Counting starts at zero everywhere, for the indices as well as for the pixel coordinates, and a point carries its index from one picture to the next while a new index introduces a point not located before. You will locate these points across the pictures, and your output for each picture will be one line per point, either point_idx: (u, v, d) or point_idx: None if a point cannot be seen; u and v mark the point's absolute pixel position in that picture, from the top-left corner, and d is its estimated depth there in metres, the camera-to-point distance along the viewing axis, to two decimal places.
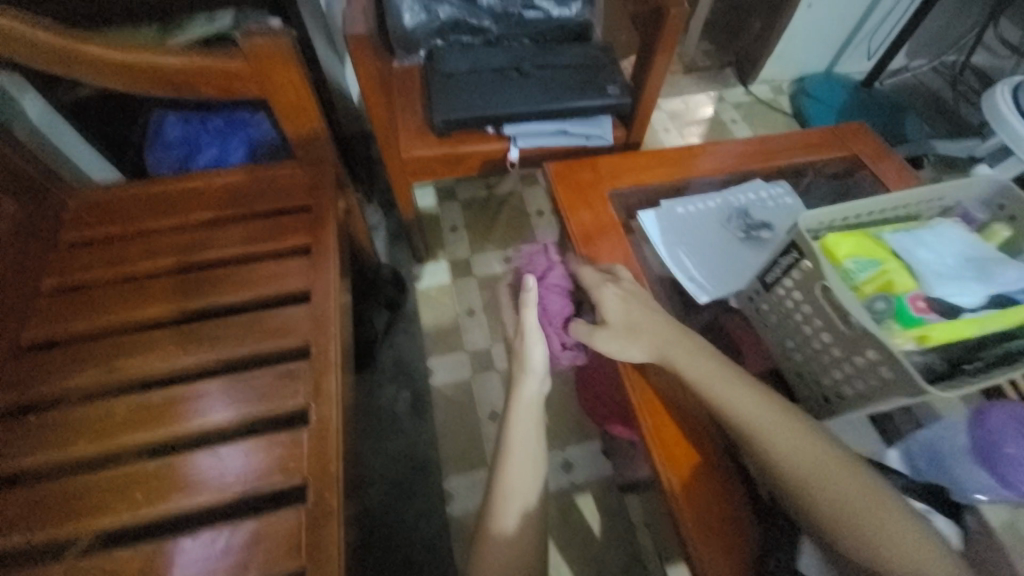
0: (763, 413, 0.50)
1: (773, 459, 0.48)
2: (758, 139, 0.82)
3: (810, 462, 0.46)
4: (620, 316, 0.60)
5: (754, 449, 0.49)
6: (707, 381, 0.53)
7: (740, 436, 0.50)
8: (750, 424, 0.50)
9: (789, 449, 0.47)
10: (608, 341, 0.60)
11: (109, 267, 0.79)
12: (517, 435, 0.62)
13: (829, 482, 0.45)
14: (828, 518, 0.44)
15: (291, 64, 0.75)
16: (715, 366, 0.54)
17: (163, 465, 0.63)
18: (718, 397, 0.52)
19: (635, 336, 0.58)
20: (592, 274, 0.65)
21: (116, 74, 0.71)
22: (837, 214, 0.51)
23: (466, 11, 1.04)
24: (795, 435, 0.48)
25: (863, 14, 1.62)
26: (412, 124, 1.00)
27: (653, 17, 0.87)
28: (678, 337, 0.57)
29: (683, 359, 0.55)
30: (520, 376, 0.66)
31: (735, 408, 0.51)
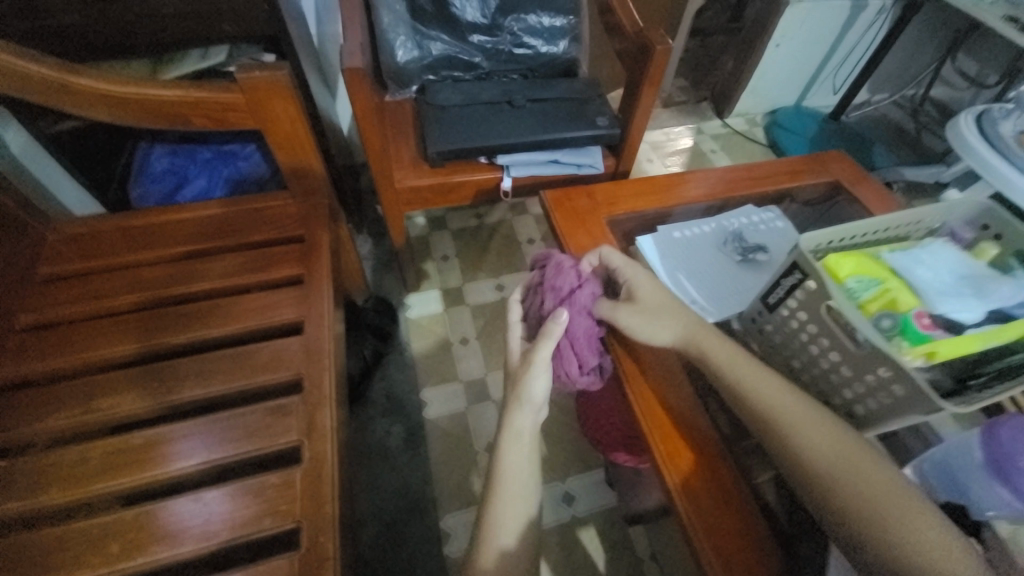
0: (788, 404, 0.49)
1: (797, 447, 0.46)
2: (745, 166, 0.85)
3: (836, 452, 0.45)
4: (649, 296, 0.59)
5: (778, 437, 0.48)
6: (733, 368, 0.53)
7: (763, 424, 0.49)
8: (776, 412, 0.49)
9: (813, 439, 0.46)
10: (631, 315, 0.58)
11: (90, 301, 0.75)
12: (509, 465, 0.58)
13: (853, 474, 0.43)
14: (852, 510, 0.42)
15: (288, 96, 0.75)
16: (741, 356, 0.53)
17: (141, 513, 0.58)
18: (744, 385, 0.51)
19: (661, 321, 0.58)
20: (625, 263, 0.63)
21: (107, 106, 0.70)
22: (834, 236, 0.52)
23: (458, 49, 1.07)
24: (822, 426, 0.47)
25: (826, 53, 1.74)
26: (406, 155, 1.01)
27: (639, 53, 0.91)
28: (705, 329, 0.56)
29: (711, 345, 0.55)
30: (514, 406, 0.59)
31: (761, 395, 0.50)
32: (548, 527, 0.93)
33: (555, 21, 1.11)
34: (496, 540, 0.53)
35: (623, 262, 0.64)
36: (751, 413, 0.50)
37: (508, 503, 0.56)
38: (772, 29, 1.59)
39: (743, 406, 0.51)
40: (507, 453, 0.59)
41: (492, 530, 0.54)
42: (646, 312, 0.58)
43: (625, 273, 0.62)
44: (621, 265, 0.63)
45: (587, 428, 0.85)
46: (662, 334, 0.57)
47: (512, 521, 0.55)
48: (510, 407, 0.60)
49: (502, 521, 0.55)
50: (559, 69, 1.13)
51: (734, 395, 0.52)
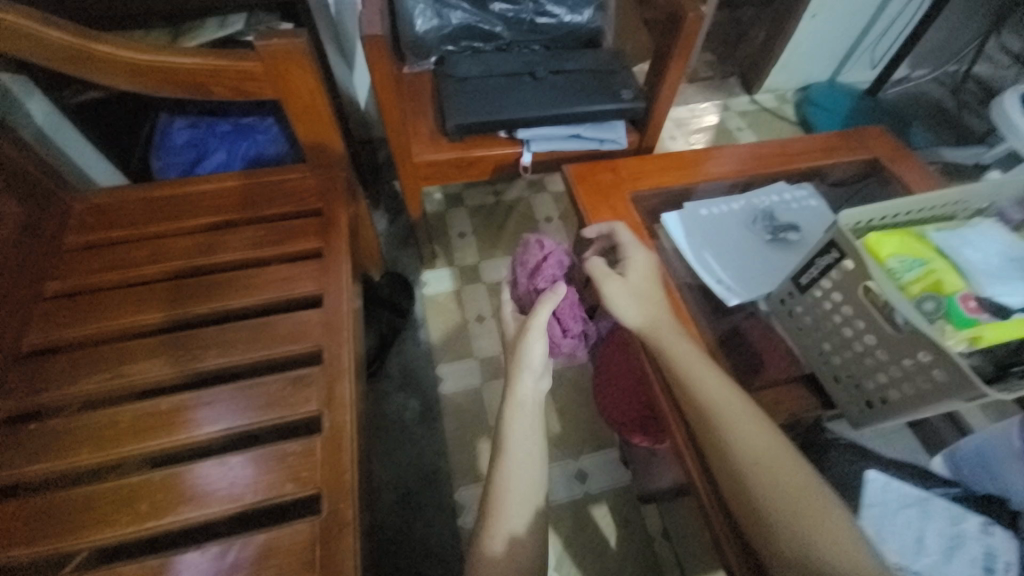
0: (728, 400, 0.50)
1: (727, 441, 0.48)
2: (777, 142, 0.81)
3: (760, 449, 0.47)
4: (638, 275, 0.60)
5: (712, 431, 0.49)
6: (685, 360, 0.53)
7: (701, 417, 0.50)
8: (714, 406, 0.50)
9: (742, 435, 0.48)
10: (616, 290, 0.59)
11: (115, 271, 0.77)
12: (513, 436, 0.59)
13: (770, 471, 0.45)
14: (763, 506, 0.44)
15: (306, 65, 0.73)
16: (692, 349, 0.54)
17: (170, 474, 0.60)
18: (692, 378, 0.52)
19: (642, 300, 0.58)
20: (627, 236, 0.65)
21: (129, 73, 0.70)
22: (875, 213, 0.49)
23: (478, 18, 1.04)
24: (751, 424, 0.49)
25: (866, 24, 1.64)
26: (424, 128, 0.99)
27: (668, 21, 0.87)
28: (666, 319, 0.57)
29: (665, 337, 0.55)
30: (517, 373, 0.62)
31: (705, 389, 0.51)
32: (561, 503, 0.94)
33: None
34: (501, 514, 0.54)
35: (623, 238, 0.65)
36: (693, 405, 0.51)
37: (512, 476, 0.56)
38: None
39: (687, 397, 0.52)
40: (511, 428, 0.60)
41: (500, 502, 0.54)
42: (629, 290, 0.59)
43: (626, 250, 0.63)
44: (627, 243, 0.64)
45: (603, 406, 0.85)
46: (632, 314, 0.58)
47: (516, 492, 0.55)
48: (513, 376, 0.63)
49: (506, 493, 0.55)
50: (583, 40, 1.09)
51: (681, 387, 0.52)
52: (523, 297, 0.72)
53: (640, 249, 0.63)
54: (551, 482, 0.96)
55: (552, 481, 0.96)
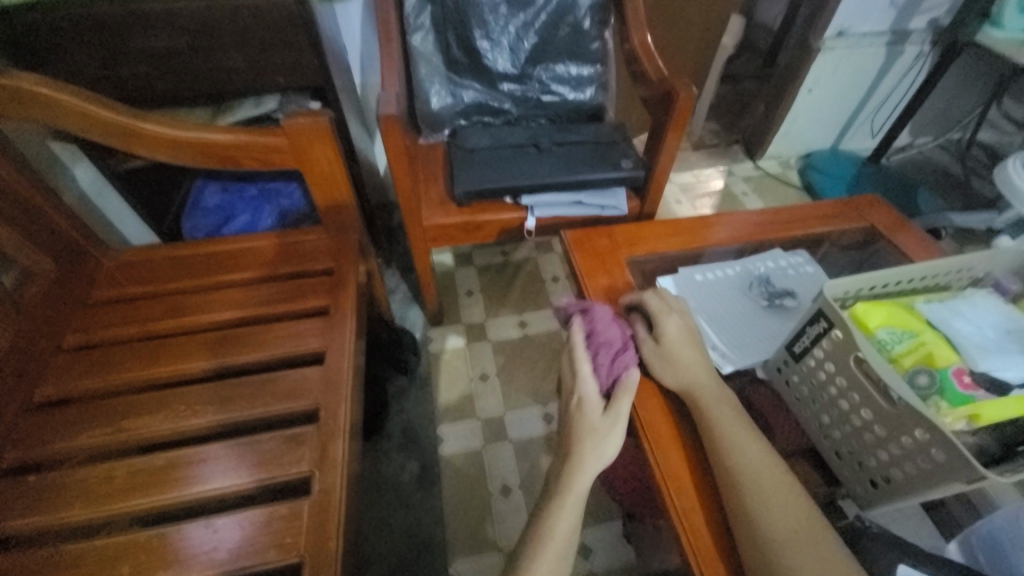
0: (768, 469, 0.46)
1: (757, 513, 0.44)
2: (773, 210, 0.83)
3: (793, 522, 0.43)
4: (672, 342, 0.58)
5: (744, 500, 0.45)
6: (725, 423, 0.50)
7: (731, 486, 0.47)
8: (751, 475, 0.46)
9: (775, 507, 0.44)
10: (654, 356, 0.58)
11: (134, 325, 0.80)
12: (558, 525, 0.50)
13: (802, 548, 0.41)
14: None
15: (326, 140, 0.80)
16: (734, 413, 0.51)
17: (156, 535, 0.59)
18: (729, 442, 0.49)
19: (674, 366, 0.56)
20: (658, 300, 0.62)
21: (167, 147, 0.77)
22: (864, 283, 0.49)
23: (488, 96, 1.13)
24: (789, 496, 0.45)
25: (862, 98, 1.72)
26: (434, 194, 1.05)
27: (663, 100, 0.93)
28: (713, 381, 0.54)
29: (709, 399, 0.53)
30: (577, 460, 0.53)
31: (743, 456, 0.48)
32: None
33: (582, 69, 1.15)
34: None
35: (660, 302, 0.62)
36: (727, 471, 0.48)
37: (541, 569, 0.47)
38: (804, 75, 1.60)
39: (721, 463, 0.48)
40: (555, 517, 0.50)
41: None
42: (661, 356, 0.57)
43: (656, 316, 0.60)
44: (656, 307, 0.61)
45: (605, 475, 0.82)
46: (667, 377, 0.56)
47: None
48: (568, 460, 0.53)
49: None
50: (586, 114, 1.17)
51: (716, 451, 0.49)
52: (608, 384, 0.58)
53: (674, 313, 0.60)
54: None
55: None
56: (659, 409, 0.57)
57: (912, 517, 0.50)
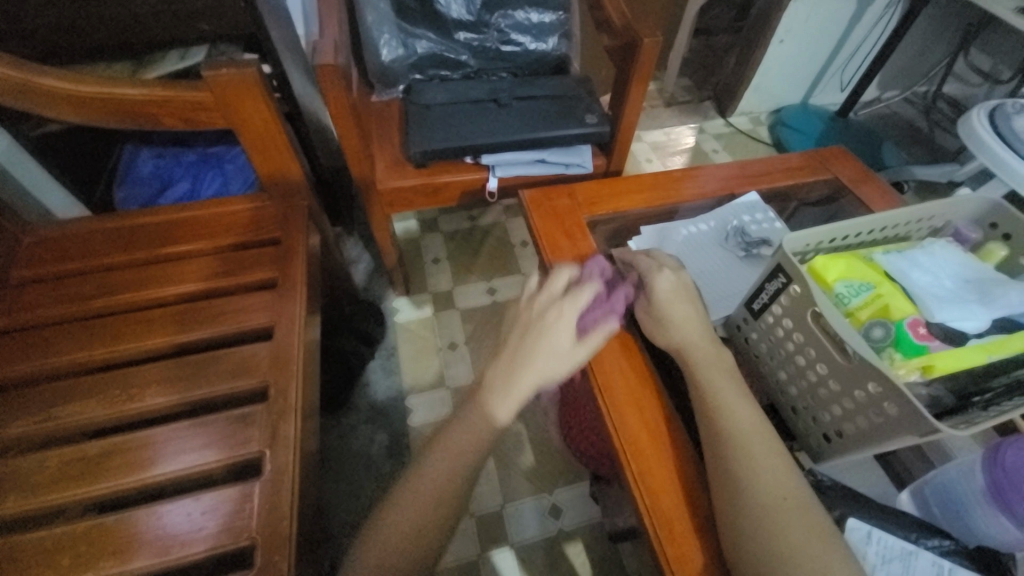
0: (756, 432, 0.45)
1: (741, 473, 0.43)
2: (740, 164, 0.80)
3: (775, 484, 0.42)
4: (665, 301, 0.54)
5: (728, 463, 0.44)
6: (721, 386, 0.48)
7: (716, 448, 0.45)
8: (739, 436, 0.45)
9: (763, 470, 0.43)
10: (643, 315, 0.55)
11: (63, 304, 0.74)
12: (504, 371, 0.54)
13: (781, 509, 0.40)
14: (765, 543, 0.39)
15: (258, 95, 0.73)
16: (729, 375, 0.49)
17: (96, 524, 0.56)
18: (723, 406, 0.47)
19: (667, 326, 0.53)
20: (648, 260, 0.59)
21: (75, 106, 0.69)
22: (825, 236, 0.47)
23: (444, 47, 1.05)
24: (772, 458, 0.44)
25: (833, 48, 1.68)
26: (389, 155, 0.99)
27: (626, 48, 0.87)
28: (707, 340, 0.52)
29: (701, 360, 0.51)
30: (512, 369, 0.52)
31: (733, 417, 0.46)
32: (533, 542, 0.89)
33: (544, 16, 1.07)
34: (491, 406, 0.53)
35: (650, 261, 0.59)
36: (716, 434, 0.46)
37: (501, 371, 0.54)
38: (775, 25, 1.55)
39: (710, 424, 0.47)
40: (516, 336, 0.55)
41: (489, 390, 0.53)
42: (655, 316, 0.54)
43: (647, 273, 0.57)
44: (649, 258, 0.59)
45: (573, 438, 0.82)
46: (658, 337, 0.54)
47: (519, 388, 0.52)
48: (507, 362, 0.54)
49: (503, 386, 0.53)
50: (549, 66, 1.10)
51: (704, 414, 0.48)
52: (588, 319, 0.56)
53: (665, 270, 0.57)
54: (523, 519, 0.91)
55: (525, 517, 0.91)
56: (630, 372, 0.56)
57: (867, 468, 0.51)
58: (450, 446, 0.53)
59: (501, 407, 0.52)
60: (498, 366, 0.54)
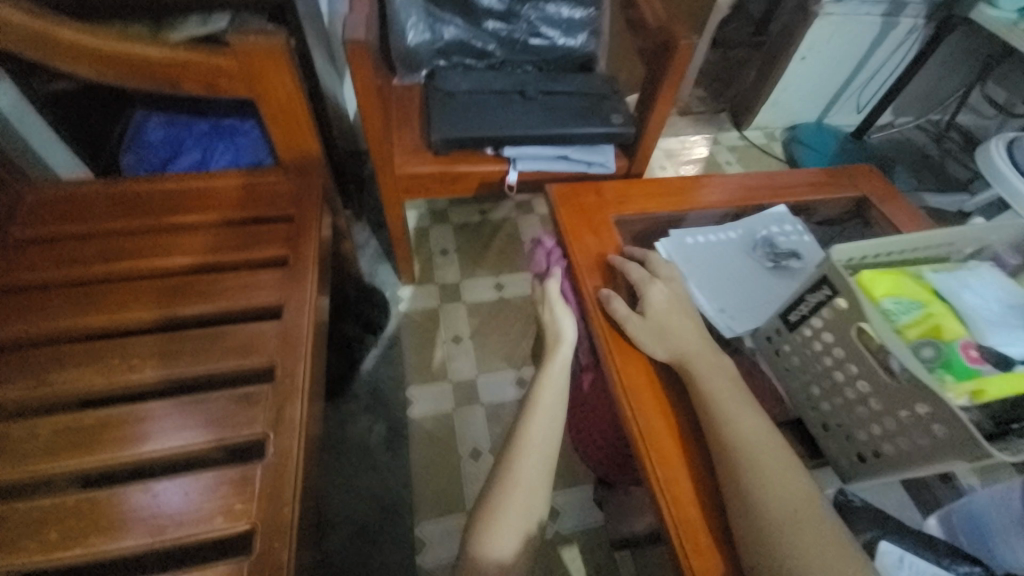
0: (763, 442, 0.45)
1: (754, 490, 0.42)
2: (768, 174, 0.79)
3: (790, 498, 0.42)
4: (661, 312, 0.55)
5: (740, 473, 0.44)
6: (726, 395, 0.48)
7: (730, 457, 0.45)
8: (748, 449, 0.45)
9: (776, 485, 0.42)
10: (639, 329, 0.54)
11: (63, 267, 0.71)
12: (537, 413, 0.55)
13: (798, 523, 0.40)
14: (789, 559, 0.39)
15: (285, 67, 0.70)
16: (730, 385, 0.49)
17: (89, 498, 0.53)
18: (723, 414, 0.47)
19: (663, 335, 0.53)
20: (639, 270, 0.59)
21: (96, 63, 0.67)
22: (880, 248, 0.45)
23: (471, 34, 1.03)
24: (783, 471, 0.43)
25: (853, 70, 1.69)
26: (409, 141, 0.97)
27: (660, 49, 0.85)
28: (706, 348, 0.52)
29: (704, 369, 0.50)
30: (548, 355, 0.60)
31: (739, 426, 0.46)
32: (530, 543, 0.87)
33: (575, 11, 1.05)
34: (519, 447, 0.53)
35: (645, 271, 0.59)
36: (721, 444, 0.46)
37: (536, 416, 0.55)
38: (798, 41, 1.55)
39: (714, 433, 0.47)
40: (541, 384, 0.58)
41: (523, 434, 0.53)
42: (652, 326, 0.54)
43: (639, 285, 0.57)
44: (638, 277, 0.58)
45: (580, 442, 0.81)
46: (655, 348, 0.53)
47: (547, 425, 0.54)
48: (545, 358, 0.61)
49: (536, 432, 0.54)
50: (575, 63, 1.08)
51: (709, 424, 0.48)
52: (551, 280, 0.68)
53: (657, 283, 0.57)
54: None
55: None
56: (644, 376, 0.54)
57: (892, 491, 0.50)
58: (511, 477, 0.51)
59: (531, 449, 0.52)
60: (531, 411, 0.56)
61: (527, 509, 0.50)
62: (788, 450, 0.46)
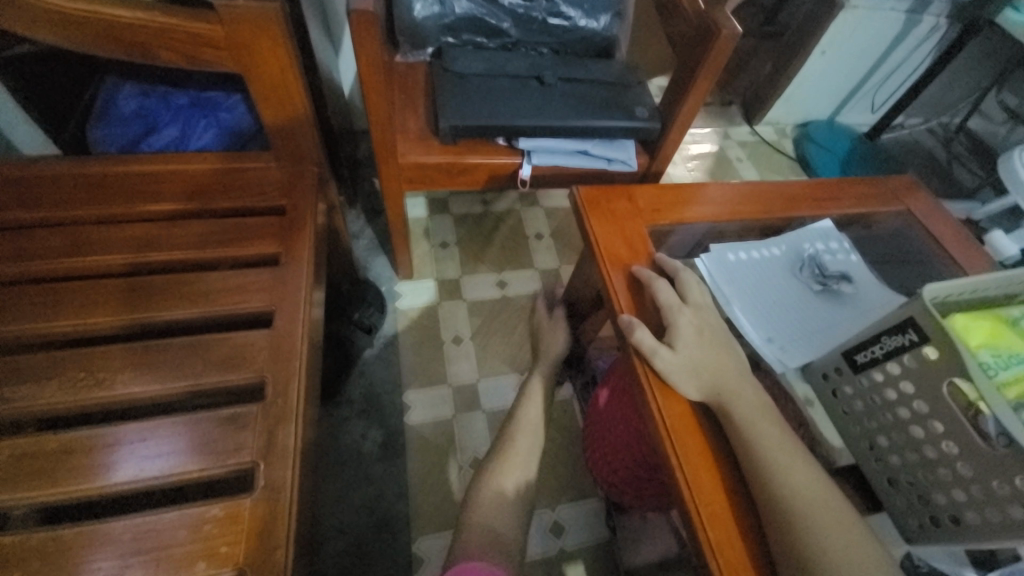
0: (819, 497, 0.40)
1: (816, 557, 0.38)
2: (806, 183, 0.73)
3: (856, 566, 0.37)
4: (690, 345, 0.49)
5: (803, 540, 0.38)
6: (772, 442, 0.43)
7: (789, 522, 0.39)
8: (804, 505, 0.40)
9: (840, 550, 0.38)
10: (669, 364, 0.48)
11: (22, 261, 0.62)
12: (529, 409, 0.75)
13: None
14: None
15: (278, 37, 0.61)
16: (776, 428, 0.45)
17: (51, 537, 0.46)
18: (771, 463, 0.42)
19: (697, 371, 0.48)
20: (668, 291, 0.53)
21: (56, 25, 0.58)
22: (978, 286, 0.40)
23: (485, 10, 0.93)
24: (845, 532, 0.39)
25: (871, 67, 1.63)
26: (413, 127, 0.88)
27: (696, 37, 0.78)
28: (745, 385, 0.47)
29: (745, 412, 0.45)
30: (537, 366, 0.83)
31: (790, 478, 0.41)
32: (533, 561, 0.83)
33: None
34: (517, 433, 0.71)
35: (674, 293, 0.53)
36: (773, 502, 0.41)
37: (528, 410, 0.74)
38: (820, 33, 1.47)
39: (763, 489, 0.42)
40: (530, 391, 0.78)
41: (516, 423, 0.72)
42: (685, 361, 0.48)
43: (667, 312, 0.51)
44: (666, 301, 0.52)
45: (594, 461, 0.78)
46: (688, 386, 0.48)
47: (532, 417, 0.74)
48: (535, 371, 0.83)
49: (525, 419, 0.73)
50: (596, 48, 1.00)
51: (755, 475, 0.42)
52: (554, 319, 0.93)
53: (686, 309, 0.51)
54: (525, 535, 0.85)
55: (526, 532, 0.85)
56: (683, 416, 0.48)
57: None
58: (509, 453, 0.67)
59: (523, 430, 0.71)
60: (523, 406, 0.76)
61: (523, 478, 0.65)
62: (849, 505, 0.41)
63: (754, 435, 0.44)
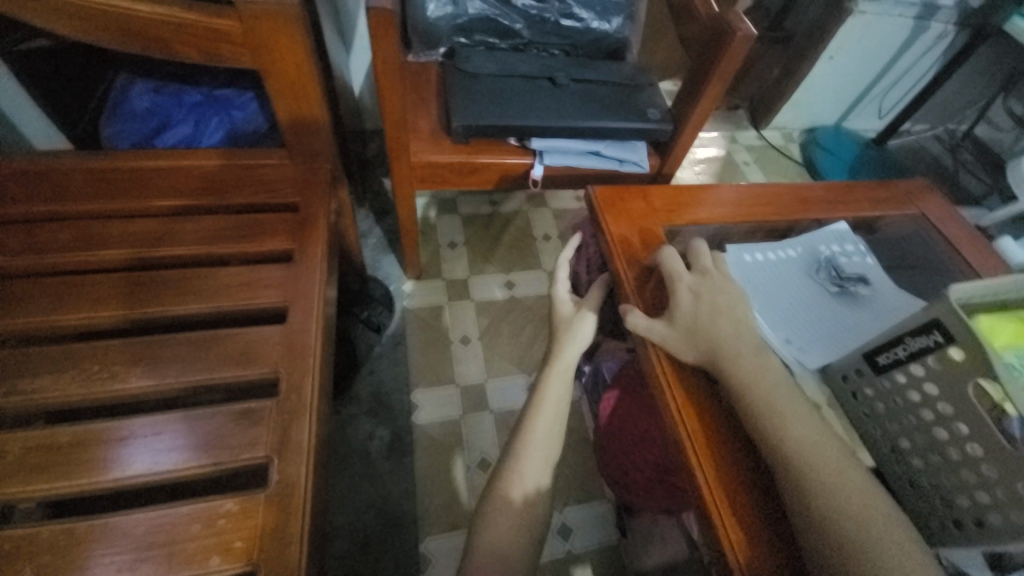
0: (816, 444, 0.41)
1: (813, 500, 0.38)
2: (820, 185, 0.73)
3: (857, 507, 0.37)
4: (689, 312, 0.50)
5: (800, 487, 0.39)
6: (767, 394, 0.44)
7: (788, 473, 0.40)
8: (799, 452, 0.40)
9: (835, 490, 0.38)
10: (667, 336, 0.50)
11: (37, 254, 0.62)
12: (550, 390, 0.59)
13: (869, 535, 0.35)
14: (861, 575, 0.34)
15: (295, 33, 0.61)
16: (771, 379, 0.45)
17: (64, 530, 0.46)
18: (766, 415, 0.43)
19: (694, 334, 0.49)
20: (674, 260, 0.55)
21: (78, 20, 0.59)
22: (1006, 289, 0.40)
23: (497, 11, 0.94)
24: (842, 473, 0.39)
25: (879, 72, 1.63)
26: (426, 126, 0.88)
27: (709, 39, 0.78)
28: (741, 342, 0.47)
29: (739, 366, 0.46)
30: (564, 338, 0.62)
31: (786, 426, 0.42)
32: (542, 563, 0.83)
33: None
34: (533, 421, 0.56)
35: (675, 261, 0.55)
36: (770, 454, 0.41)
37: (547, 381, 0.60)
38: (828, 39, 1.48)
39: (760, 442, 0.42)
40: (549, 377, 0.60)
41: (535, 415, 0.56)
42: (682, 328, 0.50)
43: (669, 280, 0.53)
44: (670, 269, 0.54)
45: (604, 462, 0.77)
46: (685, 352, 0.49)
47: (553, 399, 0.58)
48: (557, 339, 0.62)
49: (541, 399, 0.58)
50: (607, 50, 1.00)
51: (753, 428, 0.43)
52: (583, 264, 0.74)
53: (689, 273, 0.53)
54: None
55: None
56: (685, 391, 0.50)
57: None
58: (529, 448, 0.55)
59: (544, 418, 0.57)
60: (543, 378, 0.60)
61: (541, 479, 0.54)
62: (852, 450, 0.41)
63: (749, 388, 0.44)
